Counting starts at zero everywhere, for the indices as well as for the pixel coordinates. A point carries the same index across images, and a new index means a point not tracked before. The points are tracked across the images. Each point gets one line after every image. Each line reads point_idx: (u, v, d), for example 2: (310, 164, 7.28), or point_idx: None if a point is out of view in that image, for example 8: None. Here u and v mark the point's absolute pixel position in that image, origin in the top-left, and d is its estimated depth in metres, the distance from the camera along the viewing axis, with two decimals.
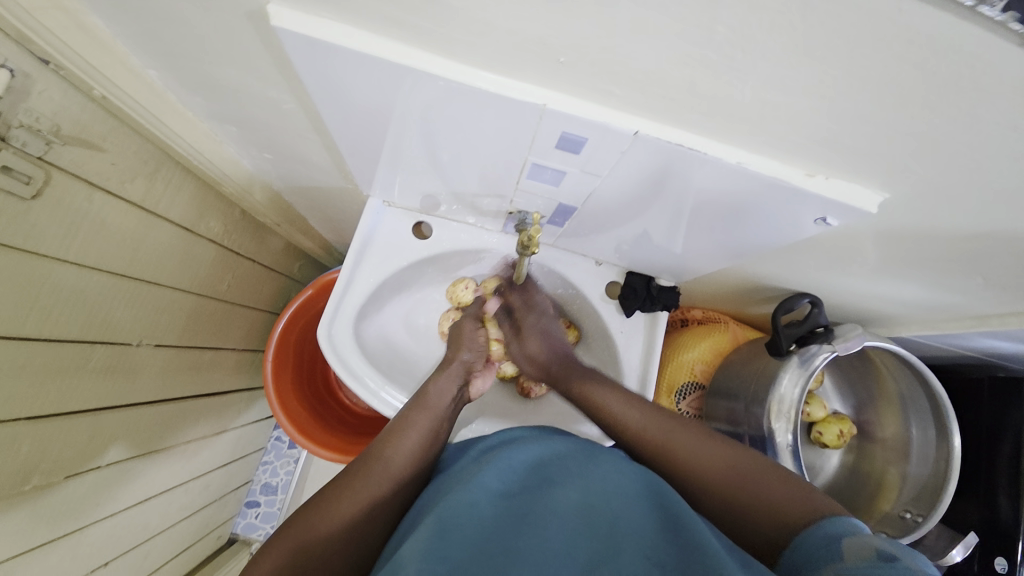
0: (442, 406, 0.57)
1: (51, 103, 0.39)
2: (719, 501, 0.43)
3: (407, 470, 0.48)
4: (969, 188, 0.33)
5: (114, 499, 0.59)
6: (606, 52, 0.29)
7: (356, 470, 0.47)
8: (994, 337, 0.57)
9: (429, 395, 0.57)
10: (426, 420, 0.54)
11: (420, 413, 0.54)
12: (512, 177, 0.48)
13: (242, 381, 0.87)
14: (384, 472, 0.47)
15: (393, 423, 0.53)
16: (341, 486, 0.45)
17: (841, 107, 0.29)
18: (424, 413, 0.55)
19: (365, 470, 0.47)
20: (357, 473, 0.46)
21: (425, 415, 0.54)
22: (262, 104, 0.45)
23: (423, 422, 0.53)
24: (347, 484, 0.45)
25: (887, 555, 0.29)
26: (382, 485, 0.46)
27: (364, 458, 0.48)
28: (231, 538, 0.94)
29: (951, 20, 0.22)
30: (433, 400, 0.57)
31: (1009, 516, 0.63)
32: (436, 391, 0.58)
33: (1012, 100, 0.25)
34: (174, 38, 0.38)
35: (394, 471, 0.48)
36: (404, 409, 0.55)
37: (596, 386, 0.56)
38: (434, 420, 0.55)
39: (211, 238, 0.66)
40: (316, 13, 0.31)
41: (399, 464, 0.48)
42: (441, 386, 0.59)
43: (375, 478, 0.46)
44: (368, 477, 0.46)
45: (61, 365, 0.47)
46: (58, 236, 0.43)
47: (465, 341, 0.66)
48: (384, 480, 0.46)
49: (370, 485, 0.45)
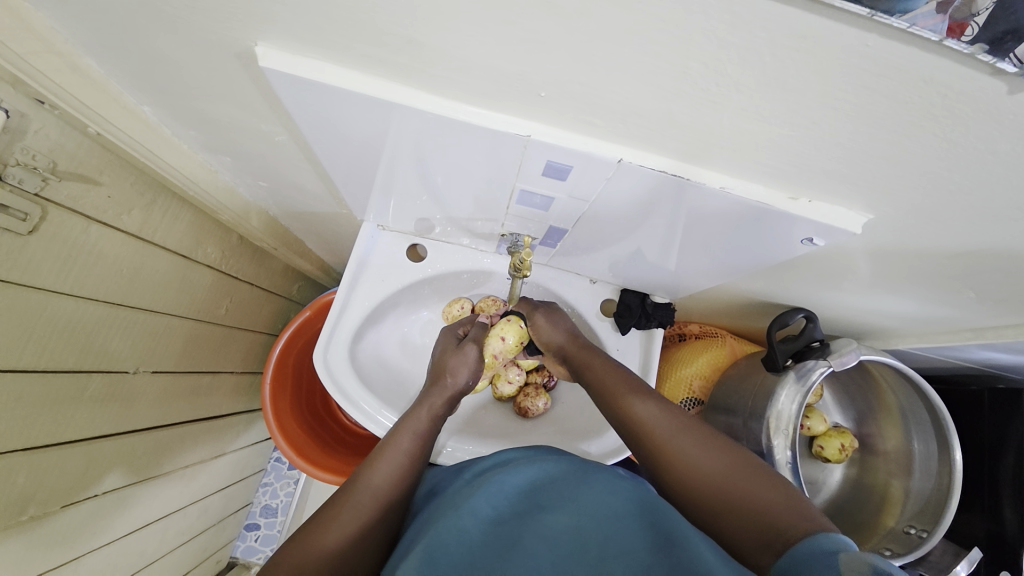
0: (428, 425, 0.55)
1: (46, 141, 0.40)
2: (705, 506, 0.42)
3: (392, 490, 0.48)
4: (954, 208, 0.34)
5: (112, 527, 0.59)
6: (585, 86, 0.29)
7: (341, 497, 0.46)
8: (992, 349, 0.57)
9: (412, 417, 0.55)
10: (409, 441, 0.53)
11: (402, 436, 0.53)
12: (503, 201, 0.49)
13: (242, 404, 0.87)
14: (370, 495, 0.47)
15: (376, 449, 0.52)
16: (329, 513, 0.45)
17: (819, 135, 0.29)
18: (407, 435, 0.53)
19: (350, 498, 0.46)
20: (343, 498, 0.46)
21: (407, 437, 0.53)
22: (253, 136, 0.46)
23: (405, 446, 0.52)
24: (334, 511, 0.45)
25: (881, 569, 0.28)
26: (369, 508, 0.46)
27: (348, 486, 0.48)
28: (231, 562, 0.93)
29: (918, 54, 0.22)
30: (415, 421, 0.55)
31: (1014, 528, 0.63)
32: (420, 412, 0.56)
33: (985, 125, 0.26)
34: (168, 77, 0.38)
35: (379, 494, 0.47)
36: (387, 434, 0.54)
37: (613, 374, 0.54)
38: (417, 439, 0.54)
39: (208, 264, 0.66)
40: (302, 53, 0.32)
41: (383, 487, 0.48)
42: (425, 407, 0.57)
43: (361, 502, 0.46)
44: (355, 502, 0.46)
45: (57, 396, 0.48)
46: (54, 269, 0.44)
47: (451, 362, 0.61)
48: (370, 503, 0.46)
49: (356, 509, 0.45)
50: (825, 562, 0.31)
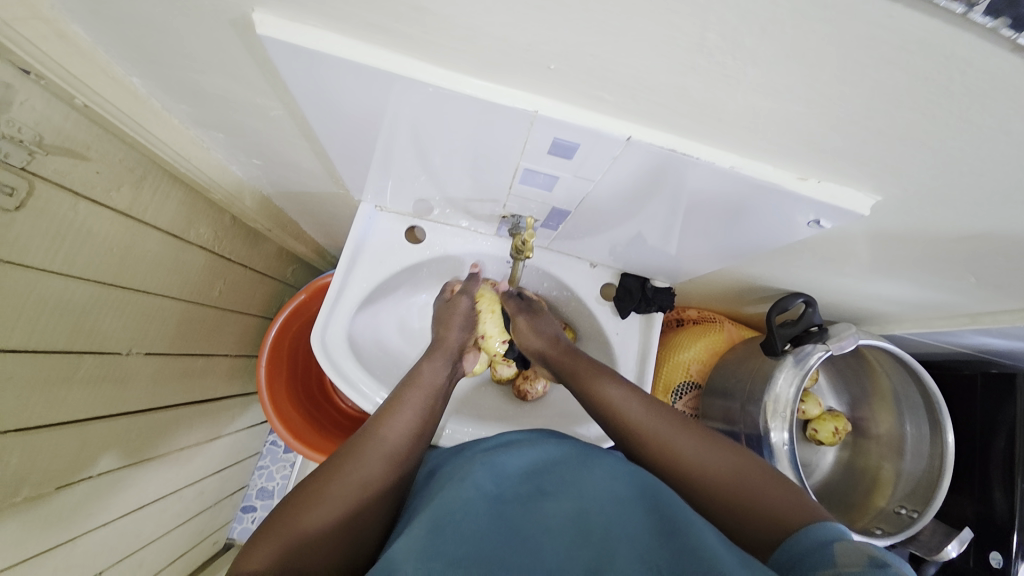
0: (435, 384, 0.57)
1: (33, 114, 0.39)
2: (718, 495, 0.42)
3: (403, 450, 0.50)
4: (962, 190, 0.33)
5: (107, 509, 0.59)
6: (597, 58, 0.29)
7: (349, 450, 0.47)
8: (986, 334, 0.58)
9: (422, 373, 0.57)
10: (420, 398, 0.54)
11: (414, 392, 0.54)
12: (505, 181, 0.48)
13: (237, 387, 0.86)
14: (381, 452, 0.48)
15: (387, 402, 0.53)
16: (335, 464, 0.45)
17: (832, 111, 0.28)
18: (418, 391, 0.55)
19: (359, 453, 0.47)
20: (352, 453, 0.47)
21: (419, 393, 0.55)
22: (249, 111, 0.45)
23: (417, 400, 0.54)
24: (340, 463, 0.46)
25: (879, 561, 0.29)
26: (378, 464, 0.47)
27: (357, 439, 0.48)
28: (228, 544, 0.93)
29: (941, 27, 0.22)
30: (427, 377, 0.57)
31: (1003, 510, 0.64)
32: (430, 370, 0.58)
33: (1001, 104, 0.25)
34: (159, 47, 0.37)
35: (389, 450, 0.48)
36: (396, 387, 0.55)
37: (599, 374, 0.54)
38: (428, 397, 0.55)
39: (201, 245, 0.65)
40: (300, 20, 0.31)
41: (394, 443, 0.49)
42: (435, 366, 0.58)
43: (371, 458, 0.47)
44: (364, 457, 0.46)
45: (49, 376, 0.47)
46: (43, 247, 0.43)
47: (456, 317, 0.63)
48: (381, 460, 0.47)
49: (367, 465, 0.46)
50: (827, 552, 0.33)
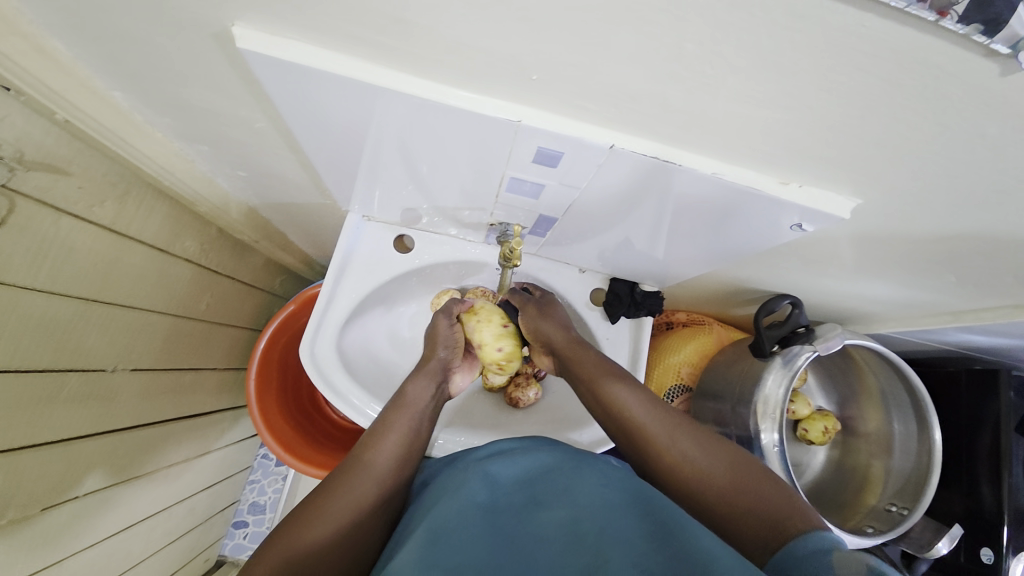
0: (422, 405, 0.56)
1: (12, 129, 0.38)
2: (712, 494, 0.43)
3: (393, 473, 0.49)
4: (939, 192, 0.34)
5: (94, 528, 0.57)
6: (580, 69, 0.29)
7: (340, 475, 0.47)
8: (969, 331, 0.59)
9: (409, 395, 0.56)
10: (408, 420, 0.53)
11: (402, 414, 0.53)
12: (491, 190, 0.48)
13: (226, 400, 0.85)
14: (371, 475, 0.47)
15: (374, 426, 0.52)
16: (326, 490, 0.45)
17: (810, 118, 0.29)
18: (405, 413, 0.54)
19: (349, 476, 0.46)
20: (342, 480, 0.46)
21: (405, 414, 0.54)
22: (234, 124, 0.44)
23: (404, 422, 0.53)
24: (331, 488, 0.45)
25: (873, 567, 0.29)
26: (369, 487, 0.46)
27: (346, 465, 0.48)
28: (219, 561, 0.91)
29: (913, 36, 0.22)
30: (414, 398, 0.56)
31: (991, 504, 0.65)
32: (415, 390, 0.57)
33: (973, 107, 0.26)
34: (140, 60, 0.37)
35: (379, 473, 0.48)
36: (384, 409, 0.55)
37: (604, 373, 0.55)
38: (416, 418, 0.54)
39: (187, 258, 0.64)
40: (283, 33, 0.31)
41: (382, 466, 0.48)
42: (421, 385, 0.57)
43: (362, 481, 0.46)
44: (355, 480, 0.46)
45: (33, 395, 0.46)
46: (25, 264, 0.42)
47: (440, 338, 0.61)
48: (372, 483, 0.47)
49: (356, 490, 0.45)
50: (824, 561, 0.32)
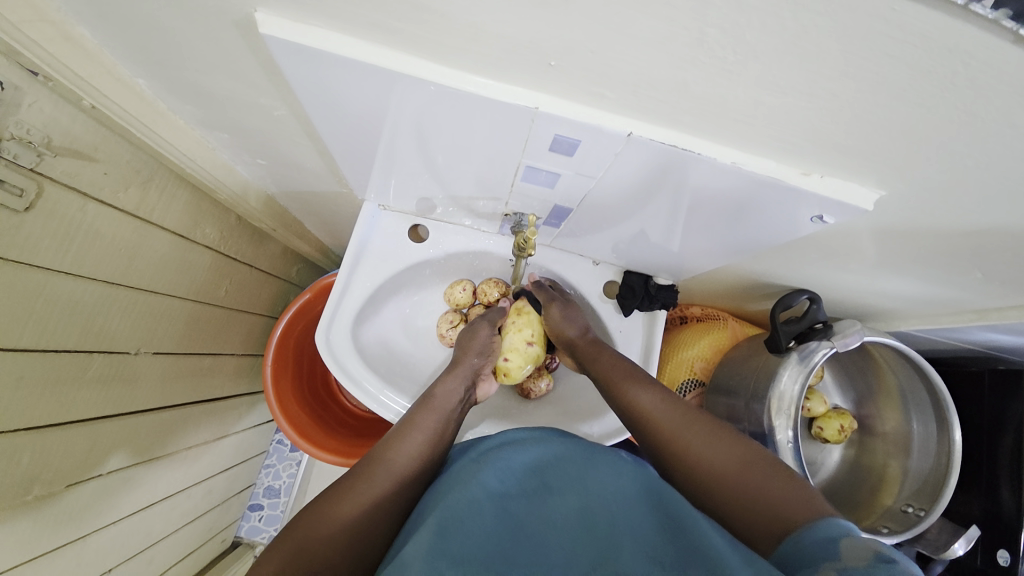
0: (448, 407, 0.57)
1: (41, 115, 0.39)
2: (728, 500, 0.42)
3: (412, 471, 0.50)
4: (967, 184, 0.33)
5: (116, 506, 0.59)
6: (597, 55, 0.29)
7: (361, 471, 0.47)
8: (993, 330, 0.57)
9: (436, 396, 0.58)
10: (431, 420, 0.55)
11: (427, 414, 0.55)
12: (507, 179, 0.48)
13: (243, 386, 0.87)
14: (390, 472, 0.48)
15: (399, 425, 0.54)
16: (347, 484, 0.46)
17: (833, 106, 0.28)
18: (429, 414, 0.56)
19: (368, 473, 0.47)
20: (359, 476, 0.47)
21: (430, 415, 0.55)
22: (254, 111, 0.45)
23: (427, 423, 0.54)
24: (352, 483, 0.46)
25: (885, 557, 0.29)
26: (387, 484, 0.47)
27: (368, 462, 0.49)
28: (235, 542, 0.94)
29: (943, 20, 0.22)
30: (440, 399, 0.57)
31: (1012, 508, 0.63)
32: (443, 391, 0.58)
33: (1005, 95, 0.25)
34: (163, 47, 0.37)
35: (399, 471, 0.48)
36: (411, 409, 0.56)
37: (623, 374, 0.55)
38: (439, 420, 0.56)
39: (208, 245, 0.66)
40: (303, 19, 0.31)
41: (402, 464, 0.49)
42: (449, 387, 0.59)
43: (380, 477, 0.47)
44: (374, 477, 0.47)
45: (59, 375, 0.47)
46: (52, 248, 0.43)
47: (475, 344, 0.64)
48: (389, 479, 0.47)
49: (374, 486, 0.46)
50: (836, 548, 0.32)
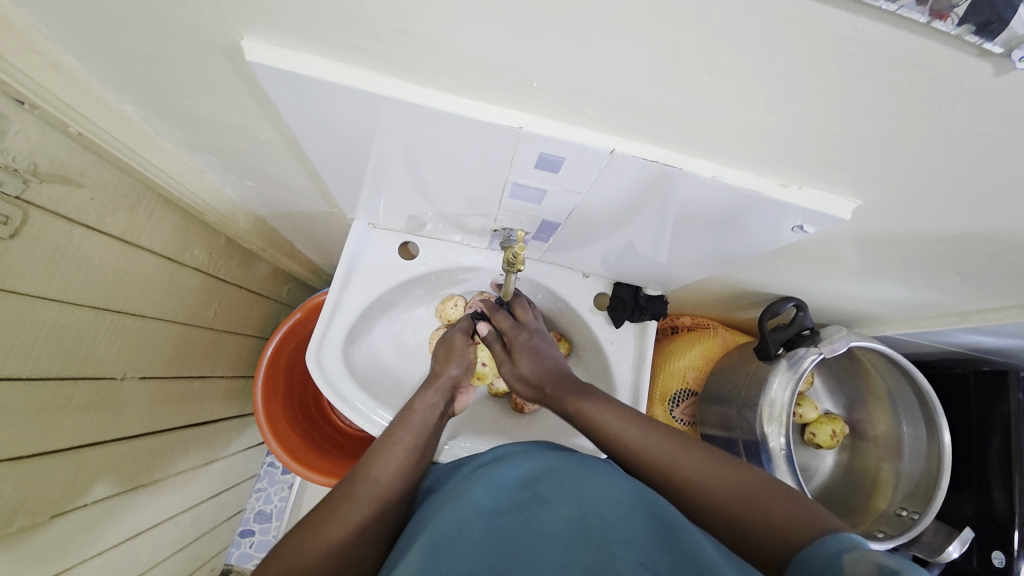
0: (427, 423, 0.56)
1: (27, 142, 0.39)
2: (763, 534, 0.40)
3: (395, 490, 0.49)
4: (940, 192, 0.34)
5: (102, 536, 0.58)
6: (578, 76, 0.29)
7: (343, 493, 0.47)
8: (976, 332, 0.59)
9: (415, 411, 0.56)
10: (411, 438, 0.54)
11: (404, 430, 0.54)
12: (495, 196, 0.49)
13: (233, 408, 0.86)
14: (372, 493, 0.47)
15: (378, 442, 0.53)
16: (333, 507, 0.45)
17: (806, 121, 0.29)
18: (409, 430, 0.54)
19: (351, 494, 0.46)
20: (345, 497, 0.46)
21: (409, 432, 0.54)
22: (243, 134, 0.45)
23: (408, 440, 0.53)
24: (337, 505, 0.45)
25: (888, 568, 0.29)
26: (370, 504, 0.46)
27: (349, 482, 0.48)
28: (225, 570, 0.92)
29: (906, 37, 0.23)
30: (419, 417, 0.56)
31: (1004, 508, 0.64)
32: (421, 407, 0.57)
33: (969, 108, 0.26)
34: (151, 74, 0.38)
35: (381, 491, 0.48)
36: (389, 426, 0.55)
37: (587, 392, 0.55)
38: (419, 437, 0.54)
39: (196, 267, 0.65)
40: (291, 46, 0.32)
41: (385, 483, 0.48)
42: (427, 402, 0.58)
43: (364, 498, 0.46)
44: (358, 498, 0.46)
45: (43, 403, 0.46)
46: (37, 274, 0.43)
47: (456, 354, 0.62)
48: (372, 500, 0.46)
49: (357, 507, 0.45)
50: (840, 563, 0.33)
